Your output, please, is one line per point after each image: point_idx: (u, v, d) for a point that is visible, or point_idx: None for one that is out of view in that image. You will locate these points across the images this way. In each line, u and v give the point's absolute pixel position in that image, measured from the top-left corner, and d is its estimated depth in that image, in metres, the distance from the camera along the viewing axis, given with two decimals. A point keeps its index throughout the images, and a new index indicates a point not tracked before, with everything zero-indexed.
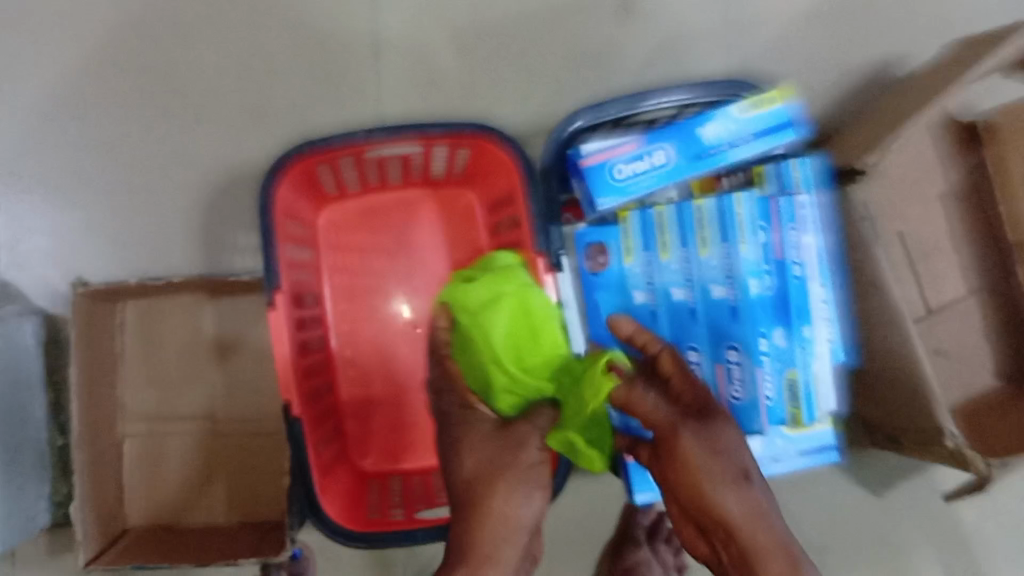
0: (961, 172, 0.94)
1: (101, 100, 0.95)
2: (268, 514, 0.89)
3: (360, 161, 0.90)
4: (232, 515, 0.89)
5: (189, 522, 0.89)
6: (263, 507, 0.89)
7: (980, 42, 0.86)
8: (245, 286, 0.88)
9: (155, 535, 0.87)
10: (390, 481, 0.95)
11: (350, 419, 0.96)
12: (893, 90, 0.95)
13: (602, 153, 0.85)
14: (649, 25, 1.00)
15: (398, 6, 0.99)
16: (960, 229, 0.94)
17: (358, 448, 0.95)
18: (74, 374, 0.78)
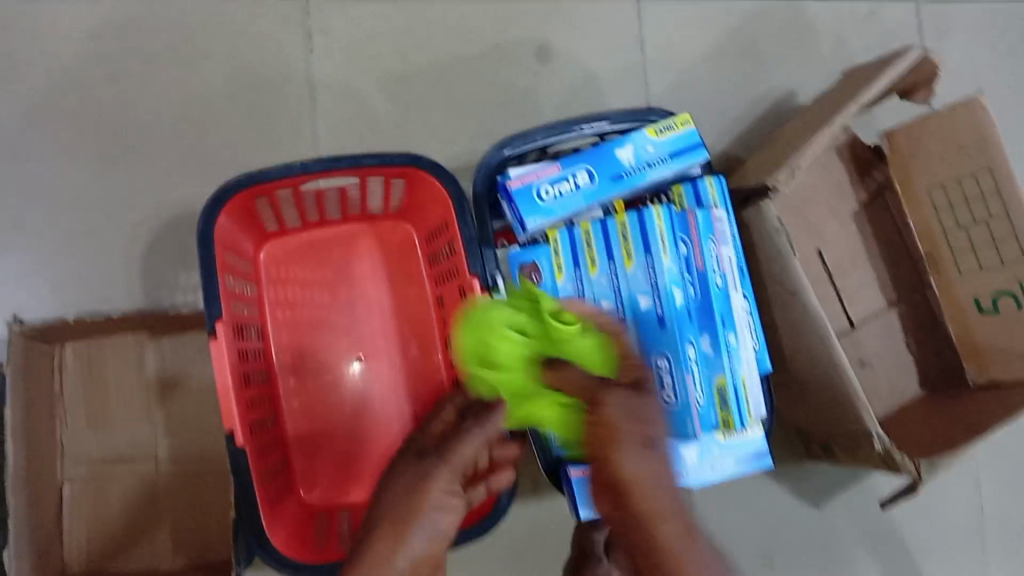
0: (837, 200, 1.10)
1: (36, 149, 0.97)
2: (217, 549, 0.93)
3: (300, 196, 0.90)
4: (178, 556, 0.93)
5: (134, 562, 0.92)
6: (211, 543, 0.93)
7: (870, 68, 0.94)
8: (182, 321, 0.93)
9: None
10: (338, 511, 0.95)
11: (295, 452, 0.96)
12: (798, 116, 1.02)
13: (524, 175, 0.82)
14: (567, 67, 1.08)
15: (328, 51, 1.03)
16: (835, 249, 1.10)
17: (303, 478, 0.96)
18: (10, 416, 0.82)
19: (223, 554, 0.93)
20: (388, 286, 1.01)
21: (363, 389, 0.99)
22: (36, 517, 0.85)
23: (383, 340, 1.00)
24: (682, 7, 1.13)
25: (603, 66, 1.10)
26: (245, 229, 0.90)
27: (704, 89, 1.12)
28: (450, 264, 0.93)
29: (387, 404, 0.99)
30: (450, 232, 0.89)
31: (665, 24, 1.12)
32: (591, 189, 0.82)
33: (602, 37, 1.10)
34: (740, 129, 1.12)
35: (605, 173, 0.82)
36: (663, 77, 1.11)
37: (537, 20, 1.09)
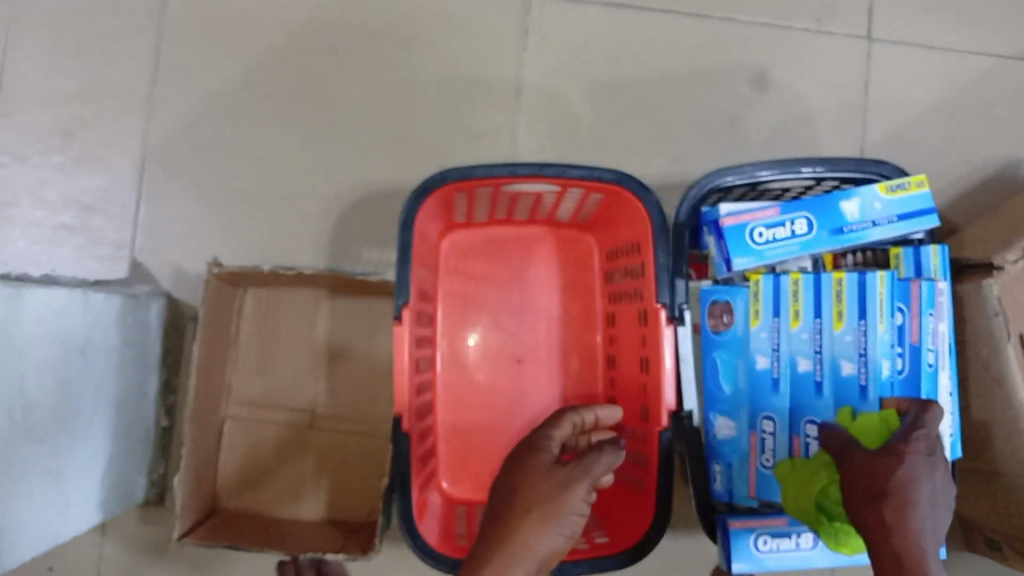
0: None
1: (253, 105, 1.00)
2: (358, 514, 0.94)
3: (497, 194, 0.89)
4: (323, 512, 0.93)
5: (278, 512, 0.93)
6: (353, 507, 0.94)
7: None
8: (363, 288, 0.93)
9: (244, 519, 0.91)
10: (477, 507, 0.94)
11: (444, 442, 0.96)
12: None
13: (741, 213, 0.78)
14: (779, 102, 1.04)
15: (542, 50, 1.03)
16: None
17: (448, 468, 0.95)
18: (198, 352, 0.83)
19: (363, 518, 0.94)
20: (561, 293, 0.99)
21: (519, 393, 0.97)
22: (200, 453, 0.87)
23: (546, 348, 0.98)
24: (915, 52, 1.06)
25: (817, 104, 1.05)
26: (438, 216, 0.90)
27: (923, 142, 1.05)
28: (633, 286, 0.89)
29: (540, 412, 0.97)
30: (642, 255, 0.86)
31: (892, 68, 1.06)
32: (809, 239, 0.79)
33: (822, 73, 1.05)
34: (955, 191, 1.04)
35: (826, 224, 0.79)
36: (880, 124, 1.05)
37: (759, 46, 1.05)
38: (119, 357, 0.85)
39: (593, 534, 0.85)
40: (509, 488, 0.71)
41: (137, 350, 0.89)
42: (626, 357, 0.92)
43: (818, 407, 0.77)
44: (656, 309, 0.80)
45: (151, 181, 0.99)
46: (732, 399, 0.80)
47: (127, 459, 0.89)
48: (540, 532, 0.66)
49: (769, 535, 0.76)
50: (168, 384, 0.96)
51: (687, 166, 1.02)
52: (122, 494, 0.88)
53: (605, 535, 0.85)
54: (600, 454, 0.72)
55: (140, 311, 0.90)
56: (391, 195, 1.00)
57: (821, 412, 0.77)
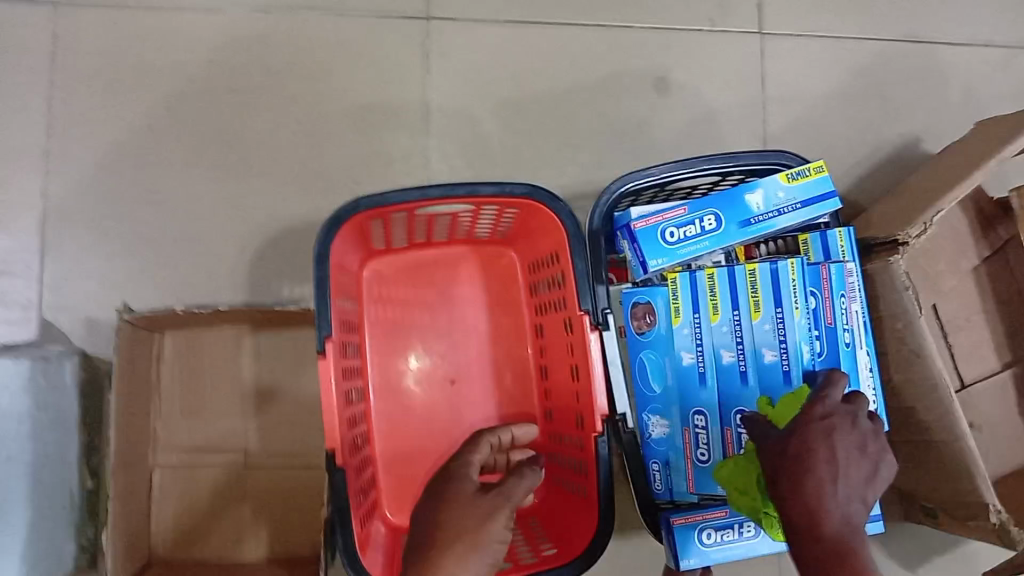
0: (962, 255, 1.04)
1: (157, 149, 0.98)
2: (301, 548, 0.91)
3: (412, 218, 0.89)
4: (266, 551, 0.90)
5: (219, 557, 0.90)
6: (295, 543, 0.91)
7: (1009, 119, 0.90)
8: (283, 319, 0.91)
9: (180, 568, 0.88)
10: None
11: (383, 472, 0.94)
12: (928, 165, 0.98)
13: (651, 215, 0.79)
14: (683, 102, 1.07)
15: (448, 71, 1.03)
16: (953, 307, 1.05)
17: (391, 499, 0.94)
18: (116, 400, 0.81)
19: (308, 554, 0.91)
20: (488, 310, 0.99)
21: (456, 414, 0.97)
22: (129, 508, 0.84)
23: (478, 366, 0.98)
24: (806, 45, 1.11)
25: (720, 101, 1.08)
26: (355, 245, 0.89)
27: (823, 130, 1.09)
28: (557, 296, 0.90)
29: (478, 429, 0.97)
30: (562, 265, 0.87)
31: (787, 62, 1.10)
32: (719, 233, 0.80)
33: (721, 71, 1.08)
34: (859, 173, 1.08)
35: (734, 218, 0.80)
36: (781, 115, 1.08)
37: (660, 50, 1.07)
38: (34, 421, 0.81)
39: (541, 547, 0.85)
40: (430, 522, 0.69)
41: (53, 411, 0.85)
42: (557, 367, 0.92)
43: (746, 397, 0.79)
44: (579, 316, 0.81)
45: (57, 236, 0.96)
46: (663, 398, 0.80)
47: (54, 526, 0.85)
48: (466, 561, 0.65)
49: (712, 528, 0.77)
50: (90, 444, 0.92)
51: (601, 173, 1.04)
52: (51, 565, 0.84)
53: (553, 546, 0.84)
54: (521, 479, 0.72)
55: (52, 369, 0.86)
56: (308, 227, 0.99)
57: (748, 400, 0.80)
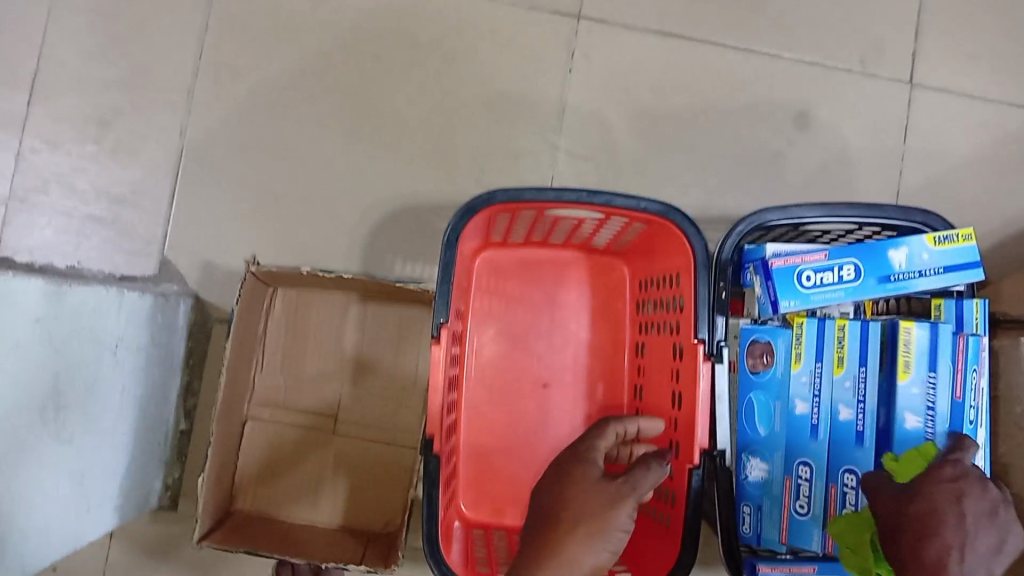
0: None
1: (293, 108, 0.99)
2: (373, 522, 0.92)
3: (538, 218, 0.88)
4: (339, 520, 0.92)
5: (295, 516, 0.92)
6: (369, 516, 0.92)
7: None
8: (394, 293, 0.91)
9: (258, 522, 0.90)
10: (493, 529, 0.92)
11: (464, 462, 0.94)
12: None
13: (790, 255, 0.78)
14: (821, 141, 1.03)
15: (589, 74, 1.02)
16: None
17: (467, 489, 0.94)
18: (231, 346, 0.83)
19: (379, 528, 0.92)
20: (592, 320, 0.98)
21: (543, 418, 0.95)
22: (222, 454, 0.86)
23: (572, 374, 0.97)
24: (957, 101, 1.06)
25: (859, 146, 1.04)
26: (475, 234, 0.89)
27: (961, 192, 1.04)
28: (670, 319, 0.87)
29: (562, 436, 0.95)
30: (682, 290, 0.84)
31: (932, 115, 1.06)
32: (856, 285, 0.78)
33: (865, 115, 1.05)
34: (990, 243, 1.04)
35: (873, 271, 0.78)
36: (918, 170, 1.05)
37: (805, 84, 1.04)
38: (146, 357, 0.83)
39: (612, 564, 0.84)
40: (550, 504, 0.70)
41: (163, 350, 0.87)
42: (655, 390, 0.90)
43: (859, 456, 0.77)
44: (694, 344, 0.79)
45: (186, 178, 0.98)
46: (767, 442, 0.79)
47: (146, 461, 0.87)
48: (584, 547, 0.66)
49: None
50: (189, 386, 0.94)
51: (726, 200, 1.02)
52: (140, 497, 0.86)
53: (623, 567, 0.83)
54: (646, 470, 0.70)
55: (168, 309, 0.88)
56: (426, 208, 0.99)
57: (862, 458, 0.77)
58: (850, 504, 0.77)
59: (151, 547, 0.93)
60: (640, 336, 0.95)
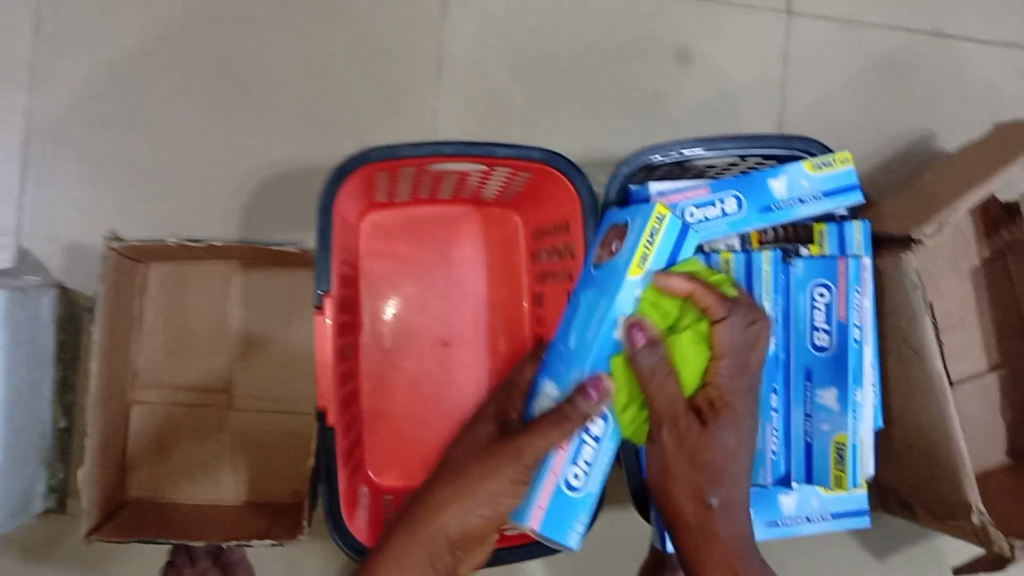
0: None
1: (149, 78, 0.93)
2: (279, 494, 0.89)
3: (419, 173, 0.85)
4: (244, 495, 0.89)
5: (193, 497, 0.88)
6: (275, 489, 0.89)
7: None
8: (278, 257, 0.88)
9: (153, 508, 0.86)
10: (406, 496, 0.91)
11: (369, 430, 0.92)
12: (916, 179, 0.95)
13: (671, 193, 0.77)
14: (703, 75, 1.03)
15: (463, 21, 0.98)
16: None
17: (373, 457, 0.92)
18: (98, 334, 0.77)
19: (288, 500, 0.89)
20: (488, 275, 0.96)
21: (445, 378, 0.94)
22: (107, 446, 0.82)
23: (472, 330, 0.95)
24: (831, 28, 1.07)
25: (740, 78, 1.04)
26: (355, 195, 0.85)
27: (839, 117, 1.06)
28: (564, 267, 0.85)
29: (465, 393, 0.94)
30: (572, 235, 0.82)
31: (808, 43, 1.06)
32: (738, 218, 0.78)
33: (744, 47, 1.04)
34: (872, 165, 1.06)
35: (755, 203, 0.78)
36: (799, 98, 1.05)
37: (685, 19, 1.03)
38: (8, 356, 0.77)
39: None
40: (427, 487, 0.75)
41: (28, 346, 0.81)
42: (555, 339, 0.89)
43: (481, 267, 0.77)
44: (586, 291, 0.78)
45: (39, 161, 0.91)
46: None
47: (24, 465, 0.81)
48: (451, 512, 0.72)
49: None
50: (66, 380, 0.89)
51: (612, 141, 1.00)
52: (22, 505, 0.81)
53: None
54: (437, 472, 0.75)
55: (30, 301, 0.82)
56: (305, 173, 0.94)
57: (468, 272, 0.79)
58: None
59: (43, 553, 0.88)
60: (538, 286, 0.93)
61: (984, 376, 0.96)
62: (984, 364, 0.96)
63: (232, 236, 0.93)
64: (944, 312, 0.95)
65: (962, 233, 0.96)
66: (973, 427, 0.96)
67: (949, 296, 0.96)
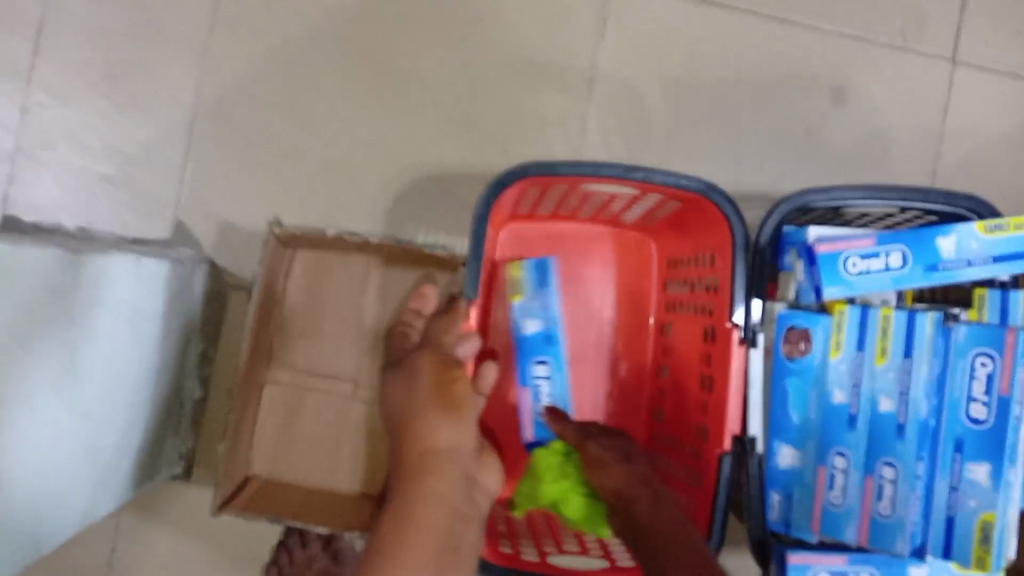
0: None
1: (310, 70, 0.95)
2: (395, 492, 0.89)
3: (572, 191, 0.84)
4: (360, 485, 0.89)
5: (309, 481, 0.89)
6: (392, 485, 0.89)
7: None
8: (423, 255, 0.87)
9: (275, 490, 0.88)
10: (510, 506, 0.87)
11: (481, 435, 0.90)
12: None
13: (835, 240, 0.75)
14: (857, 118, 1.00)
15: (622, 42, 0.98)
16: None
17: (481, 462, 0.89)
18: (248, 323, 0.81)
19: None
20: (614, 297, 0.95)
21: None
22: (235, 427, 0.84)
23: (594, 348, 0.95)
24: (997, 81, 1.02)
25: (897, 124, 1.01)
26: (509, 203, 0.83)
27: (995, 175, 1.02)
28: (700, 300, 0.83)
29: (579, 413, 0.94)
30: (716, 270, 0.79)
31: (971, 95, 1.02)
32: (901, 274, 0.75)
33: (904, 92, 1.01)
34: None
35: (921, 260, 0.75)
36: (954, 151, 1.01)
37: (845, 58, 1.00)
38: (163, 326, 0.80)
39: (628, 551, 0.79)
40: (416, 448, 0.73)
41: (180, 318, 0.84)
42: (681, 369, 0.87)
43: (557, 355, 0.91)
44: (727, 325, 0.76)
45: (202, 140, 0.94)
46: (800, 429, 0.78)
47: (161, 431, 0.84)
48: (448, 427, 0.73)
49: (825, 573, 0.75)
50: (205, 353, 0.92)
51: (757, 175, 0.98)
52: (153, 471, 0.84)
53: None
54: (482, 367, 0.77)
55: (186, 275, 0.84)
56: (449, 177, 0.95)
57: (559, 361, 0.91)
58: (887, 497, 0.75)
59: (163, 517, 0.91)
60: (665, 316, 0.92)
61: None
62: None
63: (371, 231, 0.94)
64: None
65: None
66: None
67: None
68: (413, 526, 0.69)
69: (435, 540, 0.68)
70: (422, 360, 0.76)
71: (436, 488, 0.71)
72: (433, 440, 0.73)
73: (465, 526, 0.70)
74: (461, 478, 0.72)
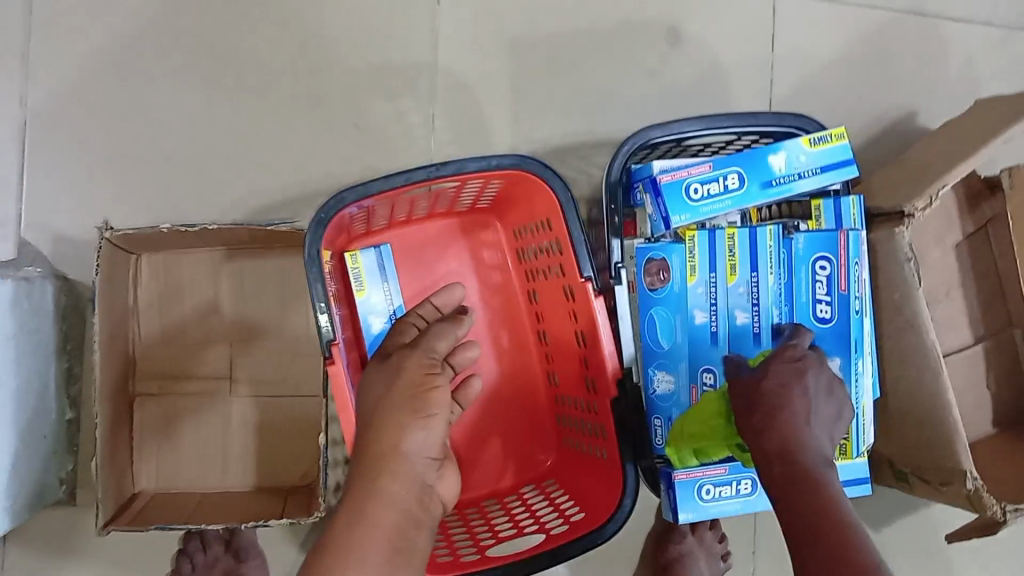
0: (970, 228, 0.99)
1: (143, 68, 0.92)
2: (290, 479, 0.89)
3: (396, 202, 0.83)
4: (252, 479, 0.89)
5: (202, 485, 0.88)
6: (286, 474, 0.89)
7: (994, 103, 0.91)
8: (283, 238, 0.87)
9: (166, 499, 0.86)
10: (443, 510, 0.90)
11: None
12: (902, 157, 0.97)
13: (676, 169, 0.79)
14: (692, 57, 1.04)
15: (458, 6, 0.99)
16: (969, 282, 0.99)
17: None
18: (98, 330, 0.77)
19: (297, 483, 0.89)
20: (474, 280, 0.97)
21: None
22: (115, 443, 0.82)
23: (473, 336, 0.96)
24: (817, 7, 1.08)
25: (731, 57, 1.05)
26: (337, 233, 0.81)
27: (829, 97, 1.07)
28: (553, 263, 0.86)
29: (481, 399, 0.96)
30: (562, 256, 0.83)
31: (795, 22, 1.07)
32: (741, 193, 0.80)
33: (734, 28, 1.06)
34: (861, 141, 1.08)
35: (756, 178, 0.80)
36: (787, 78, 1.07)
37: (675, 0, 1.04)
38: (16, 347, 0.77)
39: (567, 512, 0.86)
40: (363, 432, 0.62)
41: (35, 336, 0.81)
42: (558, 330, 0.90)
43: None
44: (583, 284, 0.80)
45: (37, 152, 0.90)
46: (671, 354, 0.81)
47: (34, 455, 0.81)
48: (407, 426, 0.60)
49: (711, 484, 0.79)
50: (71, 372, 0.89)
51: (608, 122, 1.02)
52: (31, 497, 0.81)
53: (578, 509, 0.85)
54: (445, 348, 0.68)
55: (36, 292, 0.81)
56: (303, 160, 0.95)
57: None
58: None
59: (50, 544, 0.88)
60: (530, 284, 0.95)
61: (970, 348, 0.99)
62: (970, 336, 0.99)
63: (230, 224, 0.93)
64: (931, 284, 0.98)
65: (949, 212, 0.99)
66: (965, 398, 0.98)
67: (934, 269, 0.98)
68: (361, 525, 0.58)
69: (387, 541, 0.57)
70: (408, 359, 0.65)
71: (392, 490, 0.59)
72: (398, 442, 0.60)
73: (417, 531, 0.59)
74: (418, 482, 0.60)
